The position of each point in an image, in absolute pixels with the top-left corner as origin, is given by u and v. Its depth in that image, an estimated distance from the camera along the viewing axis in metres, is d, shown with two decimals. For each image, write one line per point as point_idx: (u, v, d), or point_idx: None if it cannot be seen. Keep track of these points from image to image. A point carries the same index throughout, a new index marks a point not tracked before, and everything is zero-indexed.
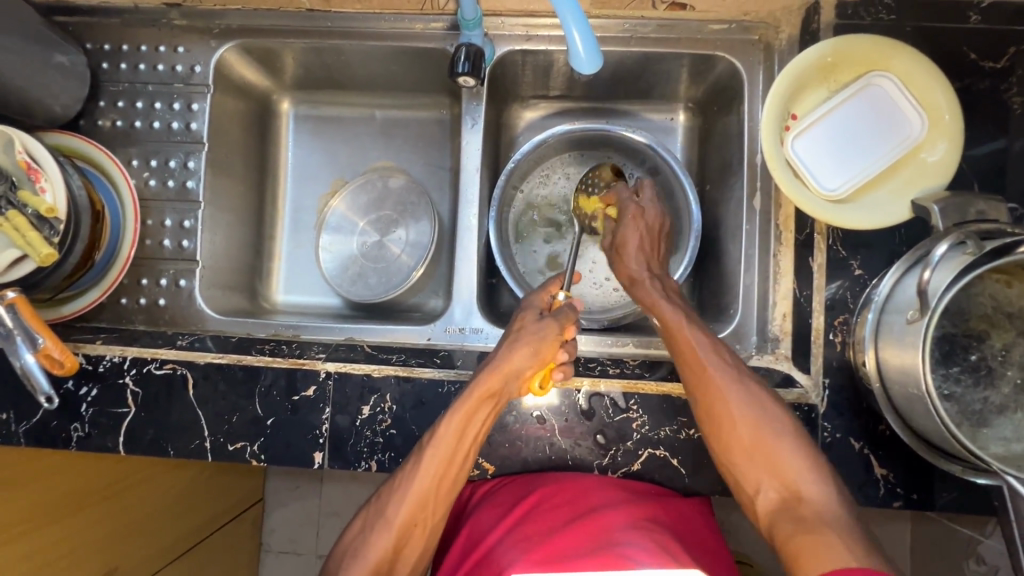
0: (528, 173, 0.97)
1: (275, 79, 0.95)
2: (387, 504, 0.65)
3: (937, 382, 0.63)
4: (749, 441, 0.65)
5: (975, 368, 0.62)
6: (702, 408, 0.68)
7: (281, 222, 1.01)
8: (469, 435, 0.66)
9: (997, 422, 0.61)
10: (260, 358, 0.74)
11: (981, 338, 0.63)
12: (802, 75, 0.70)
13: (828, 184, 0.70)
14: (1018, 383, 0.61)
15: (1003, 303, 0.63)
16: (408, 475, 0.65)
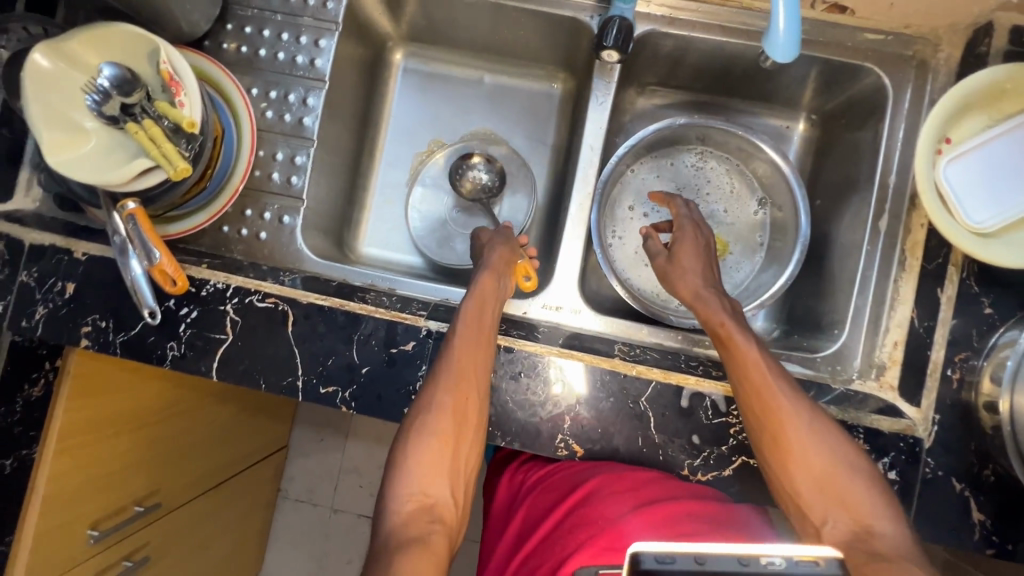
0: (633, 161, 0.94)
1: (395, 27, 0.94)
2: (426, 405, 0.64)
3: None
4: (822, 485, 0.59)
5: None
6: (766, 434, 0.63)
7: (374, 175, 1.00)
8: (484, 336, 0.69)
9: None
10: (362, 306, 0.73)
11: None
12: (966, 99, 0.67)
13: (977, 216, 0.66)
14: None
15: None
16: (433, 390, 0.65)
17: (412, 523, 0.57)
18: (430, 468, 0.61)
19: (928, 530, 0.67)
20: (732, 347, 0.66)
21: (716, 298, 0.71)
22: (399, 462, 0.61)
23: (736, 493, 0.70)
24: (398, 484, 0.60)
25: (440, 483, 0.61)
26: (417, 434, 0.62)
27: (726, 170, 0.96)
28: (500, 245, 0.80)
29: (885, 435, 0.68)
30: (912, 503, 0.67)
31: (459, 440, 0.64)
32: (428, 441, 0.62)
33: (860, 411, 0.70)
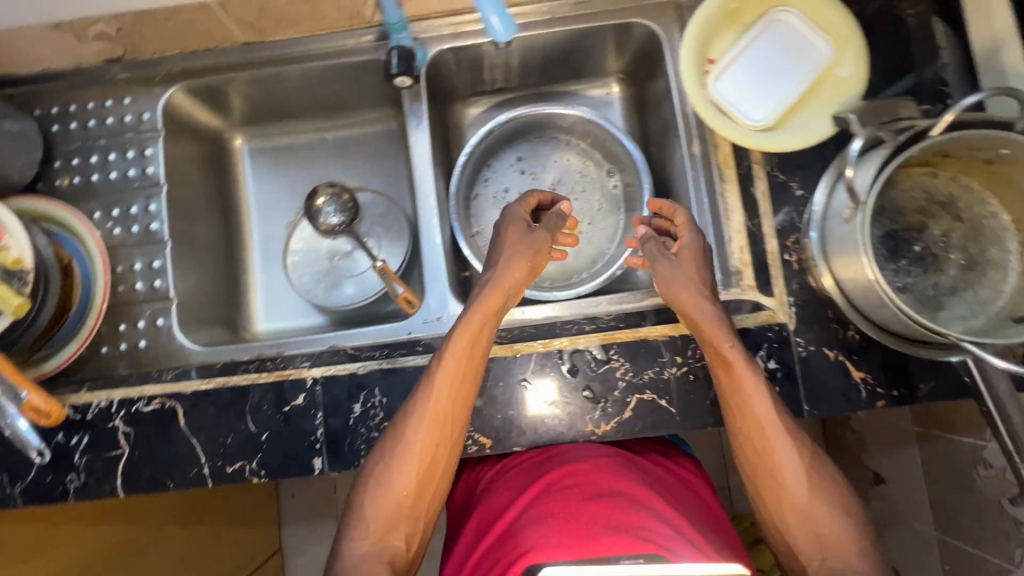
0: (484, 159, 1.00)
1: (226, 118, 0.99)
2: (388, 464, 0.67)
3: (890, 278, 0.67)
4: (805, 520, 0.66)
5: (920, 257, 0.67)
6: (758, 465, 0.67)
7: (252, 256, 1.04)
8: (470, 369, 0.68)
9: (951, 303, 0.66)
10: (246, 376, 0.75)
11: (920, 229, 0.68)
12: (708, 22, 0.75)
13: (754, 117, 0.74)
14: (962, 263, 0.67)
15: (932, 189, 0.68)
16: (394, 454, 0.67)
17: (368, 564, 0.65)
18: (384, 521, 0.67)
19: (819, 404, 0.72)
20: (733, 377, 0.66)
21: (721, 316, 0.67)
22: (358, 510, 0.67)
23: (642, 429, 0.73)
24: (359, 523, 0.67)
25: (401, 524, 0.67)
26: (385, 478, 0.67)
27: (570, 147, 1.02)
28: (523, 249, 0.74)
29: (752, 331, 0.73)
30: (797, 383, 0.72)
31: (430, 479, 0.68)
32: (392, 487, 0.67)
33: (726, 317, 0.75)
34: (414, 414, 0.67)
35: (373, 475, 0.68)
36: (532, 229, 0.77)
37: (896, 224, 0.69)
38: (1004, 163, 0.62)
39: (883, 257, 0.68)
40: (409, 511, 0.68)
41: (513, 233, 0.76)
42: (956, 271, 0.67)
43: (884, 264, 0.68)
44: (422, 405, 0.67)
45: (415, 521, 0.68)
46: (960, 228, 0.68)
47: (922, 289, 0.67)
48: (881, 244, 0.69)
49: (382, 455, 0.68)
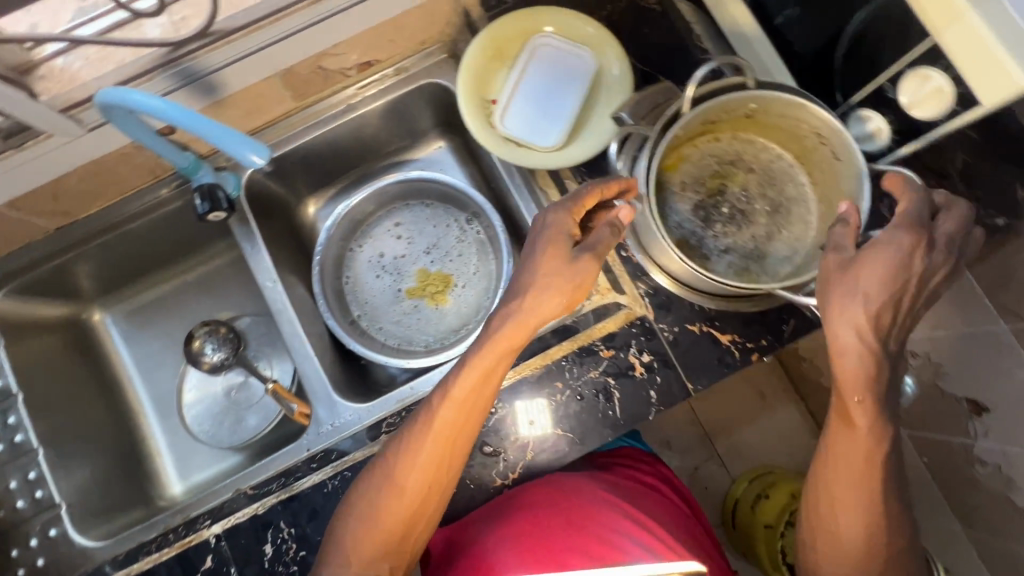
0: (348, 243, 1.00)
1: (76, 299, 0.98)
2: (381, 495, 0.66)
3: (713, 245, 0.71)
4: (847, 556, 0.68)
5: (731, 216, 0.71)
6: (825, 492, 0.68)
7: (147, 419, 1.01)
8: (477, 404, 0.66)
9: (772, 249, 0.70)
10: (149, 559, 0.74)
11: (723, 191, 0.72)
12: (477, 69, 0.79)
13: (549, 139, 0.77)
14: (767, 210, 0.71)
15: (720, 152, 0.72)
16: (390, 482, 0.66)
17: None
18: (368, 554, 0.65)
19: (701, 379, 0.74)
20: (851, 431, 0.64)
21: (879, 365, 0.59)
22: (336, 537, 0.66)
23: (550, 464, 0.74)
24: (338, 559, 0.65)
25: (387, 557, 0.66)
26: (374, 511, 0.66)
27: (432, 203, 1.02)
28: (558, 273, 0.63)
29: (618, 333, 0.75)
30: (675, 367, 0.74)
31: (419, 513, 0.67)
32: (380, 521, 0.65)
33: (594, 326, 0.76)
34: (414, 440, 0.66)
35: (362, 509, 0.66)
36: (576, 254, 0.63)
37: (702, 195, 0.71)
38: (761, 113, 0.67)
39: (700, 229, 0.71)
40: (394, 544, 0.66)
41: (553, 257, 0.63)
42: (767, 219, 0.71)
43: (704, 232, 0.71)
44: (420, 443, 0.65)
45: (399, 556, 0.67)
46: (755, 178, 0.72)
47: (744, 245, 0.70)
48: (697, 217, 0.71)
49: (372, 488, 0.67)
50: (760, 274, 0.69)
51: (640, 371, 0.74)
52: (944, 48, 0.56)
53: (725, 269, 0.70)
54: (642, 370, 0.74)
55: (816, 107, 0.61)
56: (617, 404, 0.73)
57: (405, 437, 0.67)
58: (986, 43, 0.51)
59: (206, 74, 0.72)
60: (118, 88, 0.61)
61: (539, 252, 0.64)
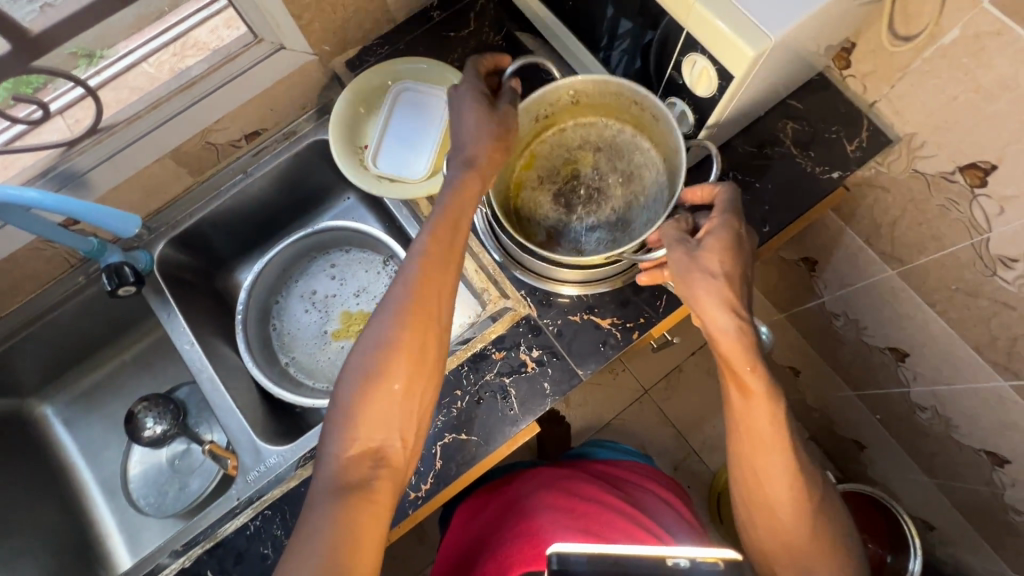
0: (270, 298, 1.05)
1: (16, 394, 1.02)
2: (378, 346, 0.62)
3: (578, 225, 0.78)
4: (793, 544, 0.68)
5: (588, 196, 0.78)
6: (745, 474, 0.70)
7: (95, 501, 1.03)
8: (455, 245, 0.66)
9: (635, 216, 0.77)
10: None
11: (576, 175, 0.79)
12: (345, 121, 0.88)
13: (419, 171, 0.86)
14: (619, 182, 0.78)
15: (564, 140, 0.80)
16: (387, 334, 0.62)
17: (357, 466, 0.60)
18: (375, 414, 0.61)
19: (587, 364, 0.79)
20: (749, 403, 0.66)
21: (743, 330, 0.64)
22: (339, 403, 0.61)
23: (461, 468, 0.77)
24: (345, 430, 0.61)
25: (396, 422, 0.62)
26: (373, 370, 0.61)
27: (354, 246, 1.08)
28: (484, 119, 0.68)
29: (506, 334, 0.80)
30: (563, 356, 0.79)
31: (420, 371, 0.63)
32: (381, 380, 0.61)
33: (482, 333, 0.81)
34: (404, 287, 0.63)
35: (357, 378, 0.61)
36: (496, 107, 0.70)
37: (557, 186, 0.79)
38: (583, 97, 0.75)
39: (562, 213, 0.78)
40: (399, 409, 0.62)
41: (477, 105, 0.68)
42: (622, 188, 0.78)
43: (570, 217, 0.78)
44: (405, 297, 0.63)
45: (407, 412, 0.63)
46: (603, 157, 0.79)
47: (608, 218, 0.78)
48: (557, 205, 0.79)
49: (369, 344, 0.62)
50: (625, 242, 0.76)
51: (531, 366, 0.79)
52: (695, 35, 0.61)
53: (596, 245, 0.77)
54: (533, 365, 0.79)
55: (618, 82, 0.70)
56: (514, 400, 0.78)
57: (387, 299, 0.64)
58: (733, 44, 0.57)
59: (83, 174, 0.82)
60: (10, 188, 0.69)
61: (462, 106, 0.69)
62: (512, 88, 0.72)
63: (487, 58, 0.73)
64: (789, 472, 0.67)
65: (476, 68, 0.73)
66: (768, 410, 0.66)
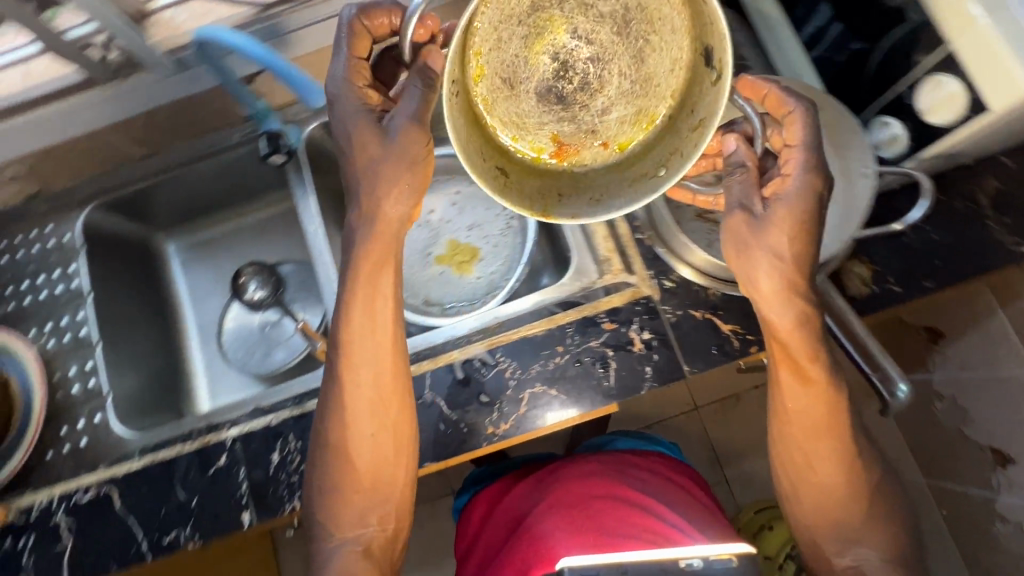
0: None
1: (147, 225, 1.09)
2: (336, 437, 0.71)
3: (586, 111, 0.65)
4: (830, 514, 0.70)
5: (569, 70, 0.63)
6: (783, 451, 0.72)
7: (192, 341, 1.11)
8: (384, 324, 0.71)
9: (659, 76, 0.62)
10: (172, 448, 0.80)
11: (546, 35, 0.62)
12: None
13: None
14: (613, 33, 0.62)
15: (510, 11, 0.59)
16: (334, 423, 0.71)
17: (349, 543, 0.71)
18: (355, 483, 0.71)
19: (695, 361, 0.76)
20: (807, 387, 0.68)
21: (802, 312, 0.65)
22: (315, 492, 0.72)
23: (542, 420, 0.76)
24: (331, 533, 0.71)
25: (375, 512, 0.72)
26: (337, 459, 0.71)
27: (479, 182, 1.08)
28: (394, 159, 0.65)
29: (622, 308, 0.79)
30: (673, 347, 0.77)
31: (385, 432, 0.71)
32: (346, 465, 0.71)
33: (598, 298, 0.80)
34: (342, 388, 0.71)
35: (325, 498, 0.72)
36: (389, 131, 0.65)
37: (535, 78, 0.63)
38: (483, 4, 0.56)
39: (562, 117, 0.64)
40: (370, 503, 0.72)
41: (372, 145, 0.65)
42: (619, 43, 0.62)
43: (558, 116, 0.65)
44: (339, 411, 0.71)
45: (383, 479, 0.72)
46: (517, 45, 0.61)
47: (621, 88, 0.64)
48: (546, 104, 0.64)
49: (323, 436, 0.72)
50: (654, 102, 0.63)
51: (638, 347, 0.77)
52: (958, 55, 0.62)
53: (622, 127, 0.64)
54: (640, 346, 0.77)
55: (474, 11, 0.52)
56: (613, 374, 0.77)
57: (325, 420, 0.72)
58: (990, 46, 0.58)
59: (286, 33, 0.85)
60: (224, 31, 0.77)
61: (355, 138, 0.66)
62: (423, 67, 0.62)
63: (354, 33, 0.65)
64: (831, 447, 0.69)
65: (348, 83, 0.67)
66: (816, 382, 0.67)
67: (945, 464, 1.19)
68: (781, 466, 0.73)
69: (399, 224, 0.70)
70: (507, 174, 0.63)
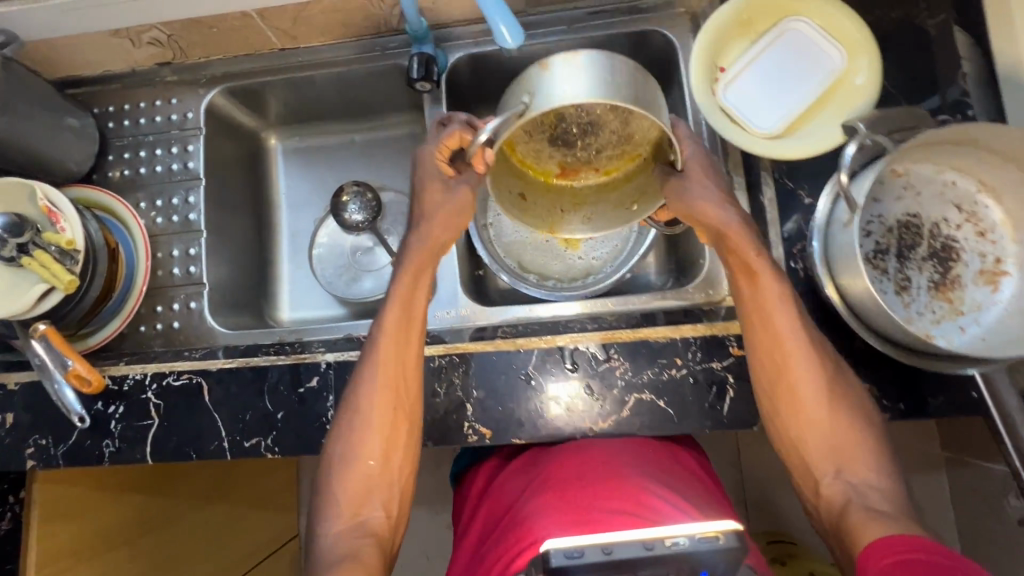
0: None
1: (262, 119, 1.04)
2: (357, 403, 0.72)
3: (582, 153, 0.77)
4: (822, 429, 0.69)
5: (579, 128, 0.75)
6: (766, 367, 0.69)
7: (282, 246, 1.09)
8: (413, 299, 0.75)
9: (633, 123, 0.74)
10: (265, 358, 0.79)
11: (560, 117, 0.74)
12: (720, 30, 0.76)
13: (764, 124, 0.75)
14: (607, 110, 0.73)
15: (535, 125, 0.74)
16: (357, 390, 0.72)
17: (349, 527, 0.69)
18: (371, 448, 0.72)
19: None
20: (757, 290, 0.70)
21: (744, 220, 0.71)
22: (332, 455, 0.72)
23: (641, 429, 0.73)
24: (334, 507, 0.71)
25: (378, 492, 0.72)
26: (358, 431, 0.71)
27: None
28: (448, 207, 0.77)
29: None
30: None
31: (403, 403, 0.72)
32: (366, 433, 0.71)
33: (731, 322, 0.75)
34: (367, 360, 0.73)
35: (332, 471, 0.72)
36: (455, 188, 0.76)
37: (547, 139, 0.76)
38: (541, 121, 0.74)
39: (566, 152, 0.77)
40: (377, 481, 0.72)
41: (434, 189, 0.77)
42: (610, 112, 0.74)
43: (557, 154, 0.77)
44: (361, 389, 0.72)
45: (397, 448, 0.72)
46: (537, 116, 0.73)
47: (610, 140, 0.75)
48: (556, 146, 0.76)
49: (348, 409, 0.72)
50: (634, 154, 0.76)
51: None
52: None
53: (605, 163, 0.77)
54: None
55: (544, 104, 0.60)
56: (727, 402, 0.72)
57: (347, 395, 0.73)
58: None
59: None
60: None
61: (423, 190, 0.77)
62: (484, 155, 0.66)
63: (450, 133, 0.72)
64: (811, 366, 0.68)
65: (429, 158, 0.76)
66: (772, 297, 0.69)
67: (988, 558, 1.15)
68: (769, 408, 0.70)
69: (446, 238, 0.78)
70: (526, 199, 0.77)
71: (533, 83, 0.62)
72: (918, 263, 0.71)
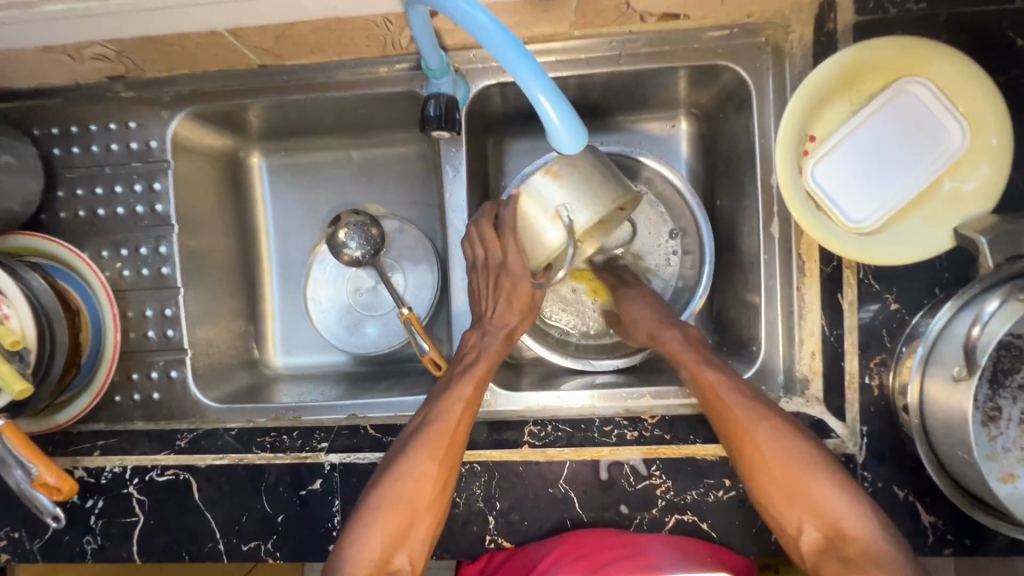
0: None
1: (241, 136, 0.87)
2: (409, 444, 0.64)
3: None
4: (787, 491, 0.59)
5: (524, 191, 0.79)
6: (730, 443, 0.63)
7: (270, 280, 0.94)
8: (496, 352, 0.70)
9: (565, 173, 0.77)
10: (262, 456, 0.71)
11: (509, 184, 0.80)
12: (820, 92, 0.62)
13: (854, 215, 0.62)
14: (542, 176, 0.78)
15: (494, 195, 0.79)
16: (418, 431, 0.65)
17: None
18: (412, 496, 0.62)
19: None
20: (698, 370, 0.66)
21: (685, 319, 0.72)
22: (370, 497, 0.63)
23: None
24: (363, 534, 0.60)
25: (417, 524, 0.62)
26: (405, 473, 0.63)
27: (659, 196, 0.84)
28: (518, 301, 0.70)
29: None
30: None
31: (457, 450, 0.65)
32: (411, 478, 0.62)
33: None
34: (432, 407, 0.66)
35: (378, 486, 0.63)
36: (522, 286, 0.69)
37: None
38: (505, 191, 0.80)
39: None
40: (421, 509, 0.62)
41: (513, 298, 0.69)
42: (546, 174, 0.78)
43: None
44: (441, 406, 0.66)
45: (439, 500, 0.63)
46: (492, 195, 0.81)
47: None
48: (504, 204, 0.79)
49: (402, 456, 0.64)
50: None
51: None
52: None
53: None
54: None
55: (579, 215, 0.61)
56: None
57: (423, 412, 0.67)
58: None
59: None
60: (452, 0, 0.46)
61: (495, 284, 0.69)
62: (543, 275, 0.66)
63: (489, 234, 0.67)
64: (763, 427, 0.62)
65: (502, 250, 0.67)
66: (728, 390, 0.64)
67: None
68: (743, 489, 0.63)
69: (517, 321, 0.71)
70: None
71: (550, 202, 0.60)
72: (1014, 390, 0.61)
